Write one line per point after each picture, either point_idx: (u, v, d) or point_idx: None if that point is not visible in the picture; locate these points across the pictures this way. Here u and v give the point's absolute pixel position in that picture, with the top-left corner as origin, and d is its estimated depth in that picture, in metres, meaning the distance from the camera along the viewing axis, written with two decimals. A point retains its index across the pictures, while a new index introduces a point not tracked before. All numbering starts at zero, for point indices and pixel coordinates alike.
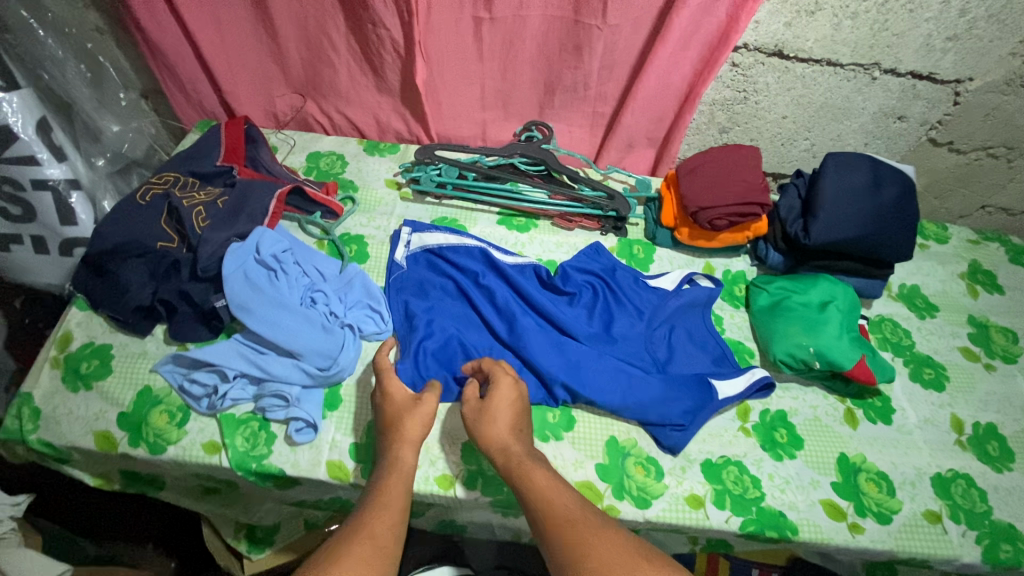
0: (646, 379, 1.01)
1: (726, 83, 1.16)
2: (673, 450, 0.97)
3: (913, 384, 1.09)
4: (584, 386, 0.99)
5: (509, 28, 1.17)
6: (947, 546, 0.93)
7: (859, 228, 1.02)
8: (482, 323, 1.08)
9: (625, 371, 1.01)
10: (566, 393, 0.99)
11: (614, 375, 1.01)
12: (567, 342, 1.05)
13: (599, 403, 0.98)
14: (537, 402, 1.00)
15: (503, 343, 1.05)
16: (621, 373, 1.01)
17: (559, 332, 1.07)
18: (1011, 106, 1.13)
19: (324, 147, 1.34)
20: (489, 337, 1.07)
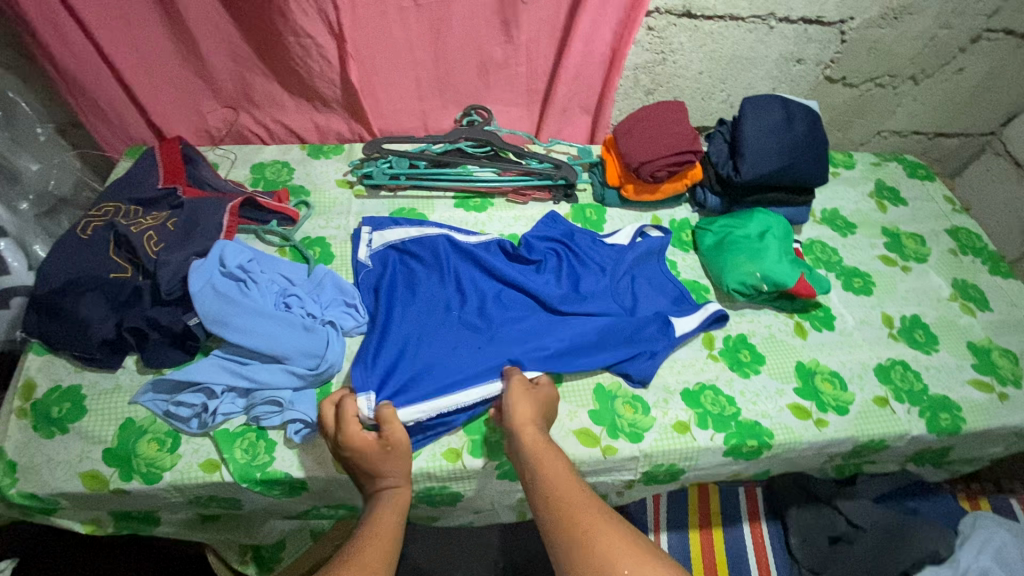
0: (618, 330, 1.07)
1: (645, 46, 1.26)
2: (645, 382, 1.05)
3: (847, 293, 1.23)
4: (561, 352, 1.04)
5: (437, 14, 1.21)
6: (898, 423, 1.06)
7: (781, 160, 1.14)
8: (455, 311, 1.09)
9: (598, 325, 1.08)
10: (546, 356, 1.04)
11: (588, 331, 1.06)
12: (538, 316, 1.10)
13: (576, 361, 1.04)
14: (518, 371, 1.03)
15: (478, 326, 1.07)
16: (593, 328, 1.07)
17: (529, 307, 1.13)
18: (889, 38, 1.28)
19: (266, 157, 1.32)
20: (462, 323, 1.07)
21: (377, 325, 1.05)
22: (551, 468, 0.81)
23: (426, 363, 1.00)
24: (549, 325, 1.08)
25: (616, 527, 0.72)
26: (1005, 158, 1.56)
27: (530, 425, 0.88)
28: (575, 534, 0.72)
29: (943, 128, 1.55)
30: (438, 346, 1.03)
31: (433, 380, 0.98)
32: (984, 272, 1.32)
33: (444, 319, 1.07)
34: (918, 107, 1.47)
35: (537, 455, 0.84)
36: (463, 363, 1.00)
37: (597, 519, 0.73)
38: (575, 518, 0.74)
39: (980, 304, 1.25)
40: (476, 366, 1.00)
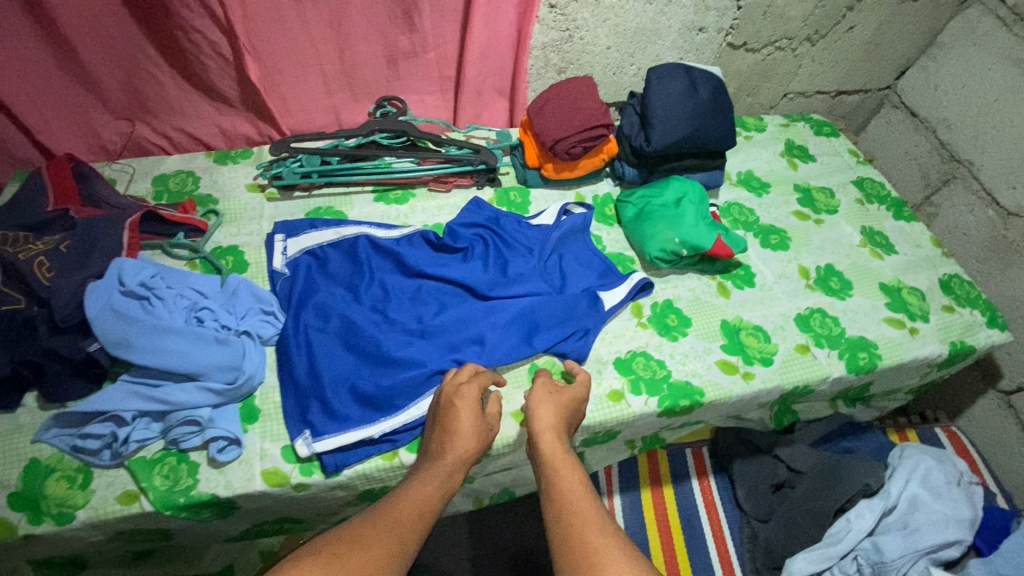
0: (546, 316, 1.08)
1: (550, 24, 1.26)
2: (581, 359, 1.06)
3: (765, 249, 1.28)
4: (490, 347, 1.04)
5: (334, 4, 1.17)
6: (818, 367, 1.11)
7: (689, 126, 1.17)
8: (380, 314, 1.06)
9: (526, 314, 1.08)
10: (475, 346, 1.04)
11: (514, 322, 1.07)
12: (469, 309, 1.09)
13: (506, 347, 1.04)
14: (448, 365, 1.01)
15: (407, 327, 1.05)
16: (520, 318, 1.08)
17: (458, 299, 1.11)
18: (780, 1, 1.33)
19: (168, 168, 1.25)
20: (389, 327, 1.05)
21: (297, 338, 1.01)
22: (569, 486, 0.77)
23: (353, 375, 0.99)
24: (479, 318, 1.07)
25: (622, 554, 0.65)
26: (901, 109, 1.66)
27: (550, 431, 0.86)
28: (578, 553, 0.66)
29: (843, 85, 1.62)
30: (366, 353, 1.00)
31: (362, 390, 0.96)
32: (889, 217, 1.40)
33: (370, 323, 1.04)
34: (818, 67, 1.54)
35: (559, 465, 0.81)
36: (392, 367, 0.99)
37: (602, 543, 0.67)
38: (584, 538, 0.68)
39: (888, 248, 1.32)
40: (404, 372, 0.98)
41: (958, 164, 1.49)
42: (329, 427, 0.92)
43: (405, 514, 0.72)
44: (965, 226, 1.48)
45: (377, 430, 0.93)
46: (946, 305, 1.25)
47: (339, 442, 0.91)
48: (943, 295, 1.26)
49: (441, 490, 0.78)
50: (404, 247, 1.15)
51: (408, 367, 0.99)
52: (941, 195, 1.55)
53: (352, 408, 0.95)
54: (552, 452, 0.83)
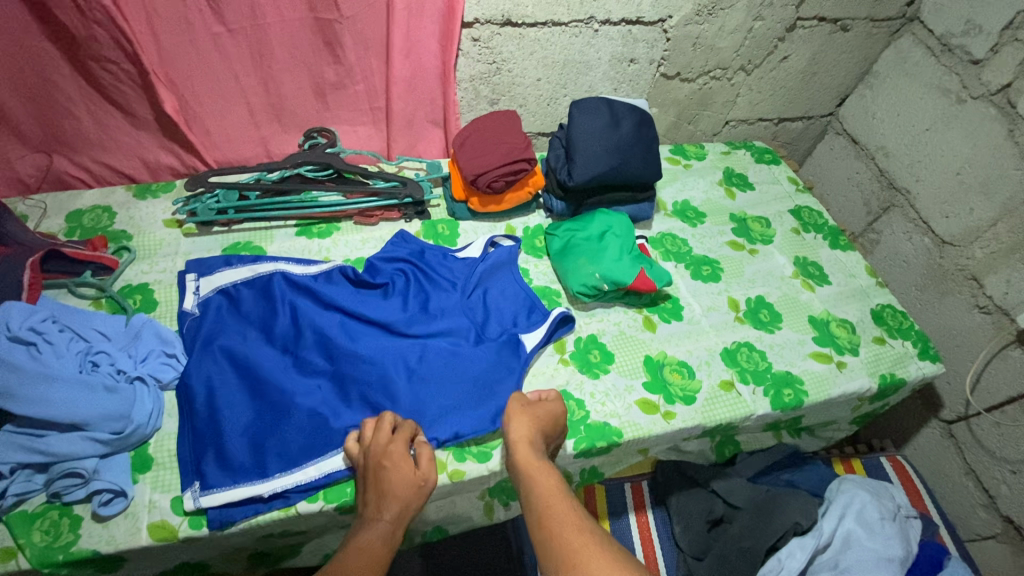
0: (463, 367, 1.05)
1: (476, 57, 1.25)
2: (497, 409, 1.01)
3: (695, 282, 1.26)
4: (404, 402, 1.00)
5: (252, 38, 1.15)
6: (743, 405, 1.08)
7: (611, 160, 1.16)
8: (290, 356, 1.03)
9: (443, 362, 1.05)
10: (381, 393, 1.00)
11: (432, 371, 1.04)
12: (385, 353, 1.05)
13: (413, 398, 1.01)
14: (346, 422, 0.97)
15: (317, 371, 1.02)
16: (437, 367, 1.04)
17: (373, 340, 1.07)
18: (708, 33, 1.32)
19: (85, 203, 1.22)
20: (298, 370, 1.01)
21: (198, 382, 0.97)
22: (548, 488, 0.80)
23: (254, 424, 0.95)
24: (394, 367, 1.03)
25: (606, 553, 0.70)
26: (843, 136, 1.65)
27: (524, 443, 0.88)
28: (566, 555, 0.70)
29: (784, 113, 1.62)
30: (270, 399, 0.97)
31: (262, 441, 0.94)
32: (824, 246, 1.39)
33: (276, 368, 1.01)
34: (757, 96, 1.54)
35: (532, 474, 0.83)
36: (295, 416, 0.96)
37: (586, 546, 0.71)
38: (569, 543, 0.72)
39: (820, 279, 1.32)
40: (305, 426, 0.95)
41: (896, 192, 1.48)
42: (220, 480, 0.89)
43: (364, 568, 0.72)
44: (904, 253, 1.48)
45: (268, 487, 0.89)
46: (877, 337, 1.24)
47: (227, 498, 0.88)
48: (874, 326, 1.25)
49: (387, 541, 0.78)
50: (319, 285, 1.11)
51: (309, 420, 0.96)
52: (881, 222, 1.54)
53: (249, 460, 0.92)
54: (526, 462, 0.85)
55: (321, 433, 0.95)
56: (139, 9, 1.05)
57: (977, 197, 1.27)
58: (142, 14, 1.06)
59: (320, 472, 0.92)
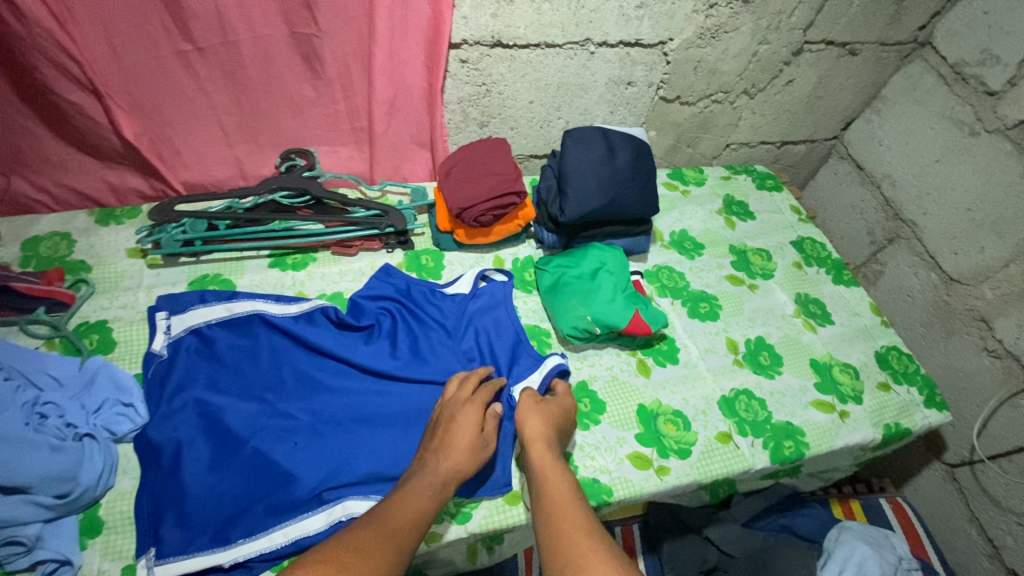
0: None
1: (464, 79, 1.17)
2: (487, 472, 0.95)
3: (692, 320, 1.20)
4: (387, 461, 0.93)
5: (222, 57, 1.06)
6: (740, 460, 1.02)
7: (605, 196, 1.10)
8: (268, 406, 0.96)
9: (430, 416, 0.98)
10: (362, 451, 0.93)
11: (413, 427, 0.97)
12: (370, 403, 0.99)
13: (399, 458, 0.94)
14: (326, 478, 0.90)
15: (295, 424, 0.95)
16: (424, 423, 0.97)
17: (359, 390, 1.00)
18: (711, 56, 1.25)
19: (43, 229, 1.14)
20: (275, 424, 0.95)
21: (163, 436, 0.90)
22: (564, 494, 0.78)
23: (221, 485, 0.88)
24: (377, 421, 0.97)
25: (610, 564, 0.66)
26: (848, 161, 1.58)
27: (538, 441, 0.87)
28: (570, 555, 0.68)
29: (787, 136, 1.55)
30: (242, 457, 0.90)
31: (227, 505, 0.86)
32: (827, 281, 1.33)
33: (249, 421, 0.94)
34: (759, 119, 1.46)
35: (545, 473, 0.82)
36: (267, 479, 0.89)
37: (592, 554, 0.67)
38: (573, 542, 0.70)
39: (823, 318, 1.26)
40: (278, 489, 0.88)
41: (902, 224, 1.42)
42: (177, 548, 0.82)
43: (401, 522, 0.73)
44: (909, 288, 1.42)
45: (229, 558, 0.82)
46: (882, 383, 1.18)
47: (182, 568, 0.80)
48: (879, 371, 1.19)
49: (434, 496, 0.79)
50: (301, 327, 1.04)
51: (281, 482, 0.89)
52: (886, 253, 1.48)
53: (211, 524, 0.84)
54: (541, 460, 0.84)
55: (293, 498, 0.88)
56: (95, 25, 0.96)
57: (989, 236, 1.22)
58: (99, 32, 0.97)
59: (288, 538, 0.85)
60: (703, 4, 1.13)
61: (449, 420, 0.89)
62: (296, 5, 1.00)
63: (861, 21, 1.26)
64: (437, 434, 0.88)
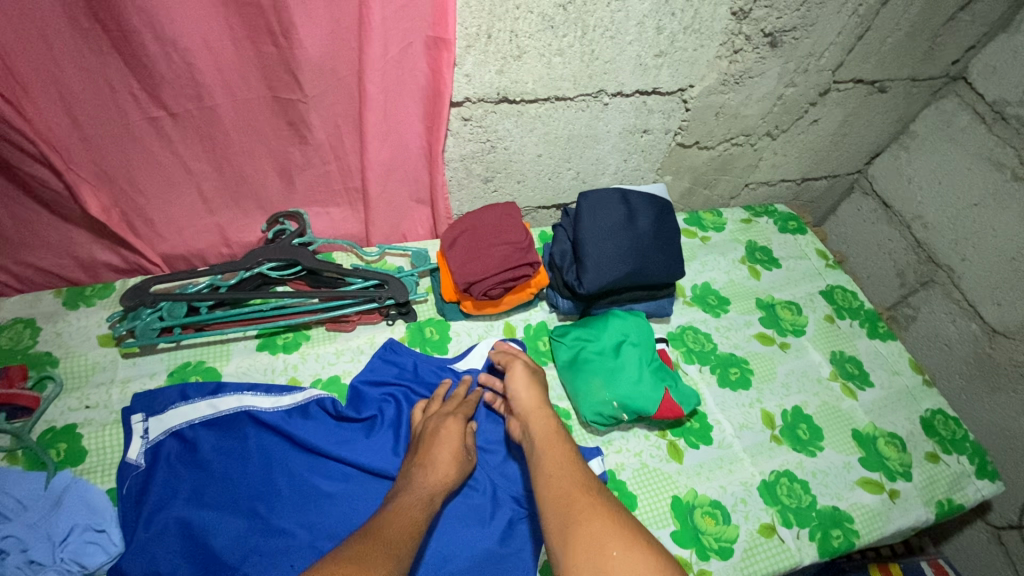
0: (466, 529, 0.89)
1: (467, 137, 1.07)
2: None
3: (723, 390, 1.10)
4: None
5: (198, 125, 0.95)
6: (786, 555, 0.93)
7: (626, 266, 1.01)
8: (260, 522, 0.85)
9: (441, 525, 0.89)
10: None
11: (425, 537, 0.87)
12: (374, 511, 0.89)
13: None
14: None
15: (291, 544, 0.84)
16: (437, 533, 0.88)
17: (361, 496, 0.90)
18: (734, 101, 1.16)
19: (4, 316, 1.02)
20: (267, 546, 0.84)
21: (140, 570, 0.79)
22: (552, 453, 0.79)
23: None
24: None
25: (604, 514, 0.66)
26: (872, 198, 1.49)
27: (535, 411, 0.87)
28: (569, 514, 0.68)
29: (809, 173, 1.44)
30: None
31: None
32: (862, 336, 1.25)
33: (238, 543, 0.83)
34: (781, 159, 1.36)
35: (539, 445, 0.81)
36: None
37: (589, 504, 0.68)
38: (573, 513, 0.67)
39: (861, 380, 1.17)
40: None
41: (936, 268, 1.33)
42: None
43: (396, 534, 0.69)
44: (945, 336, 1.33)
45: None
46: (929, 453, 1.09)
47: None
48: (926, 440, 1.10)
49: (426, 507, 0.77)
50: (295, 422, 0.93)
51: None
52: (918, 298, 1.38)
53: None
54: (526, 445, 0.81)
55: None
56: (53, 97, 0.85)
57: None
58: (57, 103, 0.86)
59: None
60: (727, 49, 1.04)
61: (431, 434, 0.88)
62: (280, 70, 0.90)
63: (891, 59, 1.17)
64: (419, 450, 0.87)
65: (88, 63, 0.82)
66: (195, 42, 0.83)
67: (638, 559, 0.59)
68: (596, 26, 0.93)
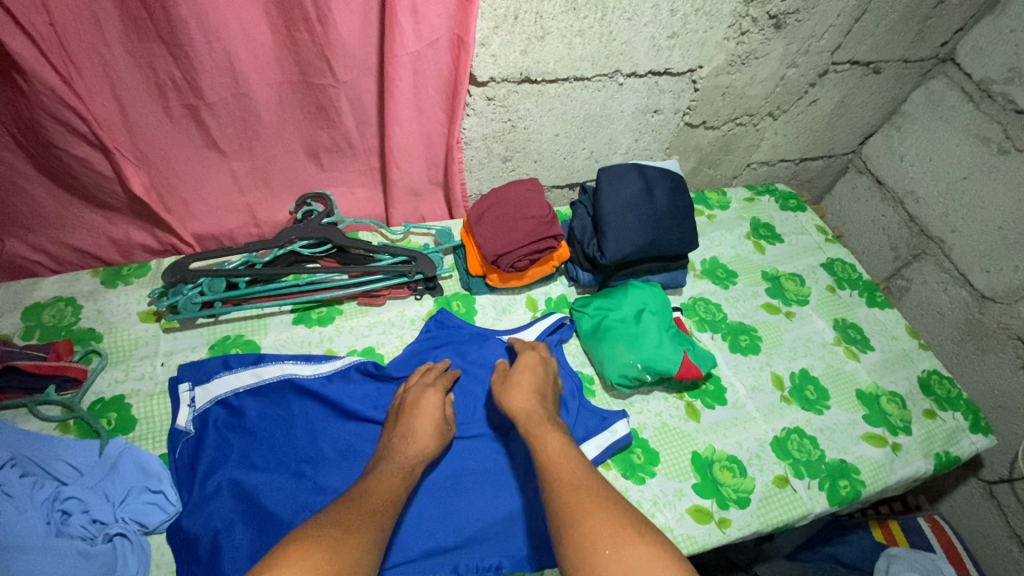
0: (503, 486, 0.94)
1: (489, 117, 1.12)
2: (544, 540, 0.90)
3: (735, 355, 1.17)
4: (440, 533, 0.89)
5: (235, 105, 0.98)
6: (799, 504, 0.99)
7: (646, 236, 1.06)
8: (307, 482, 0.90)
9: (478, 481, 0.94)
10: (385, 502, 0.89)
11: (464, 492, 0.93)
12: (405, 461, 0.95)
13: (450, 533, 0.89)
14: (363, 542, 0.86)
15: (338, 498, 0.89)
16: (475, 489, 0.93)
17: None
18: (739, 82, 1.22)
19: (44, 294, 1.05)
20: (315, 501, 0.88)
21: (200, 526, 0.83)
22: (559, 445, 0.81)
23: None
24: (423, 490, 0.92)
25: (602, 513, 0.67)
26: (867, 175, 1.56)
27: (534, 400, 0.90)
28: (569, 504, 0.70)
29: (807, 153, 1.51)
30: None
31: None
32: (861, 304, 1.32)
33: (290, 500, 0.88)
34: (781, 139, 1.43)
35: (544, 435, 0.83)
36: None
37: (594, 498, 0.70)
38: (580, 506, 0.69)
39: (862, 345, 1.24)
40: None
41: (928, 240, 1.41)
42: None
43: (380, 499, 0.73)
44: (938, 304, 1.41)
45: None
46: (927, 410, 1.16)
47: None
48: (923, 398, 1.18)
49: None
50: (337, 387, 0.98)
51: None
52: (912, 269, 1.46)
53: None
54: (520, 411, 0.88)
55: None
56: (99, 78, 0.88)
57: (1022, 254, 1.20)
58: (103, 83, 0.89)
59: None
60: (735, 31, 1.11)
61: None
62: (313, 55, 0.94)
63: (886, 41, 1.24)
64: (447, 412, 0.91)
65: (134, 43, 0.85)
66: (236, 22, 0.87)
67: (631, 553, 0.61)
68: (614, 8, 0.98)
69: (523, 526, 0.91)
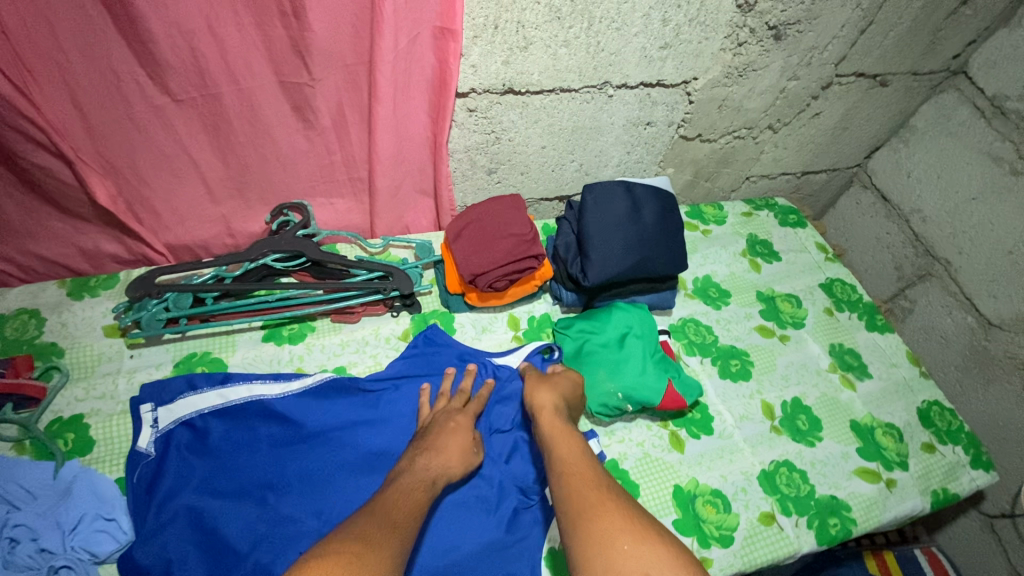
0: (474, 518, 0.90)
1: (472, 128, 1.07)
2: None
3: (724, 381, 1.12)
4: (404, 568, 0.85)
5: (205, 113, 0.94)
6: (785, 544, 0.94)
7: (630, 258, 1.02)
8: (269, 509, 0.87)
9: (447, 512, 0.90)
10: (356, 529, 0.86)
11: (433, 523, 0.89)
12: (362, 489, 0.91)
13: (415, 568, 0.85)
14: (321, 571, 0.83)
15: (296, 528, 0.86)
16: (445, 521, 0.89)
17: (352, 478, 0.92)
18: (737, 94, 1.16)
19: (8, 306, 1.02)
20: (274, 532, 0.85)
21: (152, 558, 0.80)
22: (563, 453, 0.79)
23: None
24: None
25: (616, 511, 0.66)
26: (871, 191, 1.50)
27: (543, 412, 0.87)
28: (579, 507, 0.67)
29: (809, 166, 1.45)
30: (244, 573, 0.82)
31: None
32: (861, 328, 1.26)
33: (249, 530, 0.85)
34: (782, 152, 1.37)
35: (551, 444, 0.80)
36: None
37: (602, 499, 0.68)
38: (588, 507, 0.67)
39: (859, 372, 1.18)
40: None
41: (935, 261, 1.35)
42: None
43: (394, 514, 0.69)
44: (942, 329, 1.35)
45: None
46: (926, 444, 1.11)
47: None
48: (922, 430, 1.12)
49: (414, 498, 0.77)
50: (308, 409, 0.96)
51: None
52: (916, 290, 1.40)
53: None
54: (546, 433, 0.84)
55: None
56: (58, 85, 0.84)
57: None
58: (63, 91, 0.85)
59: None
60: (732, 42, 1.05)
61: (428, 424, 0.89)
62: (286, 58, 0.90)
63: (894, 52, 1.18)
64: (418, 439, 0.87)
65: (93, 50, 0.81)
66: (201, 28, 0.83)
67: (648, 553, 0.60)
68: (601, 17, 0.93)
69: (492, 564, 0.87)
